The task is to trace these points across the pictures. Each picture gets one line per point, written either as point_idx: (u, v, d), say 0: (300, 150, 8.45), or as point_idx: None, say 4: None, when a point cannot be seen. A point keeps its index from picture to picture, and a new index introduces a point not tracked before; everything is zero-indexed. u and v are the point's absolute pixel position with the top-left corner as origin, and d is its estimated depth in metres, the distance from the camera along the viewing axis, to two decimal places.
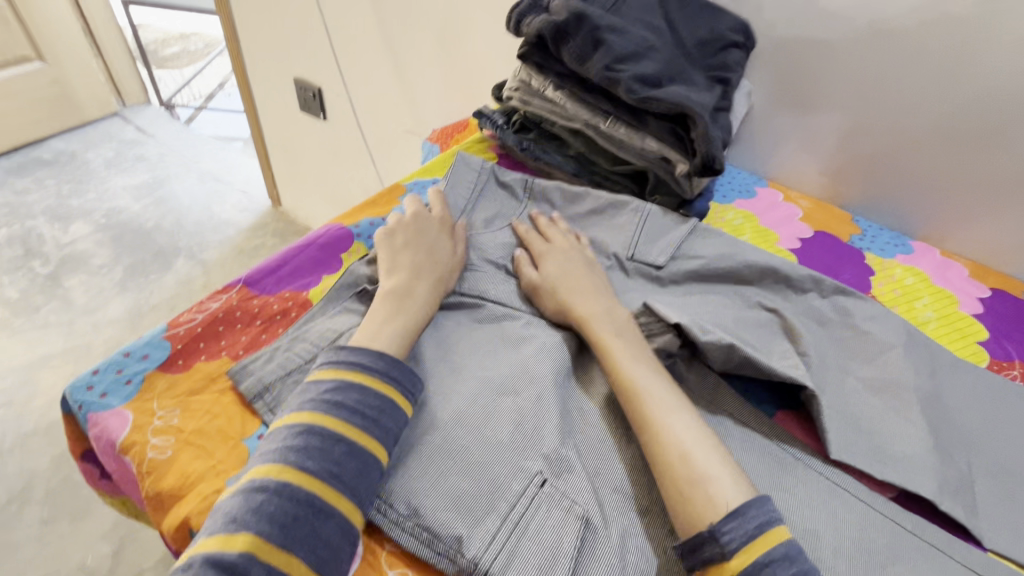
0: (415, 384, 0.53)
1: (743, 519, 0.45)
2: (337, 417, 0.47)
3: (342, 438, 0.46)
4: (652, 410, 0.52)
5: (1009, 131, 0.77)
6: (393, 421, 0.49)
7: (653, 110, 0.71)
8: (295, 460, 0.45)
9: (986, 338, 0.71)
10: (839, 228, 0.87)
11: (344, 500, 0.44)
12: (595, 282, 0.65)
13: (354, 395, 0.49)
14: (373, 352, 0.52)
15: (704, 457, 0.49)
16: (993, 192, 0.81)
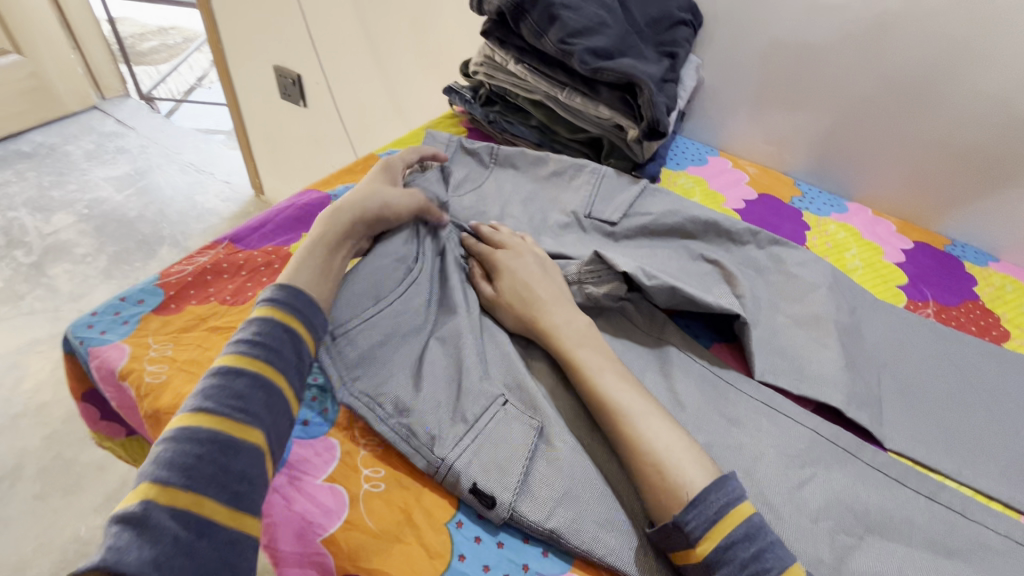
0: (319, 320, 0.54)
1: (705, 507, 0.46)
2: (241, 354, 0.48)
3: (241, 373, 0.47)
4: (600, 388, 0.55)
5: (928, 97, 0.84)
6: (292, 351, 0.51)
7: (604, 79, 0.78)
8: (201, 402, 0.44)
9: (905, 283, 0.80)
10: (782, 191, 0.95)
11: (253, 431, 0.45)
12: (553, 287, 0.65)
13: (256, 329, 0.50)
14: (281, 290, 0.53)
15: (648, 431, 0.52)
16: (915, 155, 0.89)
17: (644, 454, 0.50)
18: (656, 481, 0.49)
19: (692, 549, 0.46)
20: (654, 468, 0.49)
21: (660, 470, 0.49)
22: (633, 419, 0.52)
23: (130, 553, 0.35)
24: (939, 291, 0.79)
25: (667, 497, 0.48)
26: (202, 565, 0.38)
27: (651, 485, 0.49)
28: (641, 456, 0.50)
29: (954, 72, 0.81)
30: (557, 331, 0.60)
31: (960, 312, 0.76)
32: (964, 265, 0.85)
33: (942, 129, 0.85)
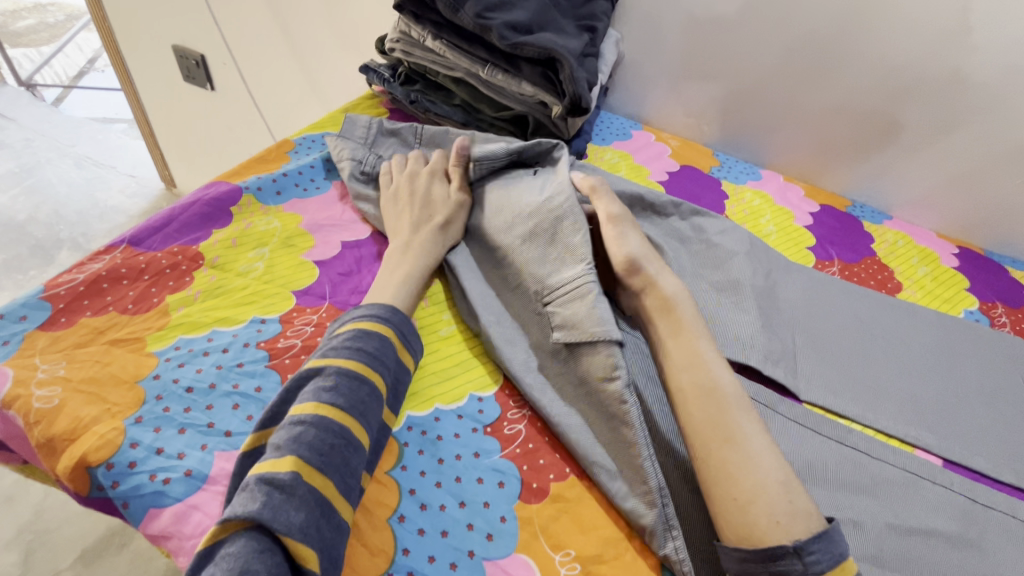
0: (418, 341, 0.55)
1: (830, 544, 0.42)
2: (361, 361, 0.48)
3: (365, 382, 0.47)
4: (715, 381, 0.50)
5: (828, 67, 0.90)
6: (399, 372, 0.51)
7: (524, 55, 0.77)
8: (328, 398, 0.45)
9: (814, 244, 0.85)
10: (702, 162, 0.99)
11: (366, 436, 0.46)
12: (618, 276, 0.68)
13: (371, 340, 0.50)
14: (386, 307, 0.54)
15: (760, 445, 0.47)
16: (819, 123, 0.95)
17: (745, 480, 0.44)
18: (759, 516, 0.43)
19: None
20: (758, 486, 0.44)
21: (771, 498, 0.44)
22: (745, 436, 0.47)
23: (283, 516, 0.38)
24: (843, 250, 0.85)
25: (761, 523, 0.43)
26: (325, 540, 0.39)
27: (753, 506, 0.43)
28: (747, 475, 0.45)
29: (850, 41, 0.86)
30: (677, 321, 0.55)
31: (860, 269, 0.82)
32: (864, 225, 0.92)
33: (841, 97, 0.91)
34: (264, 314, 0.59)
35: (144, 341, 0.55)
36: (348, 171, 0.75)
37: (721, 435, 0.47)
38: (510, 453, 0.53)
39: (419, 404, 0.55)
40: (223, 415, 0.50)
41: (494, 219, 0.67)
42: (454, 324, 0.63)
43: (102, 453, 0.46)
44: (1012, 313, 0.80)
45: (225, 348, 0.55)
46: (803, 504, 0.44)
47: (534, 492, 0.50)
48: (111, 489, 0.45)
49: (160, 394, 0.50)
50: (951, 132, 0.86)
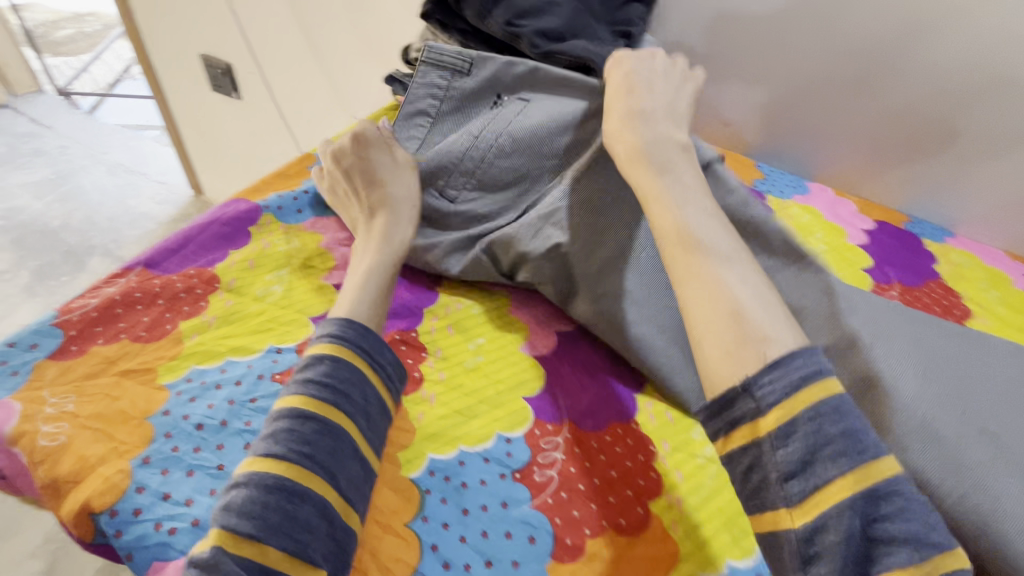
0: (388, 356, 0.50)
1: (787, 368, 0.38)
2: (309, 393, 0.45)
3: (312, 417, 0.44)
4: (683, 230, 0.47)
5: (885, 72, 0.82)
6: (363, 395, 0.46)
7: (557, 64, 0.73)
8: (268, 449, 0.42)
9: (870, 266, 0.78)
10: (744, 174, 0.92)
11: (319, 480, 0.42)
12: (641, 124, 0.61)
13: (325, 367, 0.46)
14: (346, 321, 0.50)
15: (711, 284, 0.44)
16: (874, 133, 0.88)
17: (703, 324, 0.43)
18: (716, 354, 0.41)
19: (765, 423, 0.38)
20: (712, 331, 0.42)
21: (723, 328, 0.41)
22: (710, 278, 0.44)
23: None
24: (902, 272, 0.78)
25: (716, 369, 0.41)
26: None
27: (706, 337, 0.42)
28: (700, 321, 0.43)
29: (910, 44, 0.79)
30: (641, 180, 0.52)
31: (923, 293, 0.75)
32: (924, 243, 0.84)
33: (898, 104, 0.84)
34: (279, 343, 0.56)
35: (156, 371, 0.52)
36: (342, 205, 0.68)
37: (688, 284, 0.45)
38: (541, 502, 0.48)
39: (443, 446, 0.50)
40: (234, 456, 0.47)
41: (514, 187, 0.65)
42: (480, 354, 0.58)
43: (108, 497, 0.43)
44: None
45: (238, 381, 0.52)
46: (771, 333, 0.41)
47: (567, 550, 0.46)
48: (114, 538, 0.42)
49: (170, 432, 0.47)
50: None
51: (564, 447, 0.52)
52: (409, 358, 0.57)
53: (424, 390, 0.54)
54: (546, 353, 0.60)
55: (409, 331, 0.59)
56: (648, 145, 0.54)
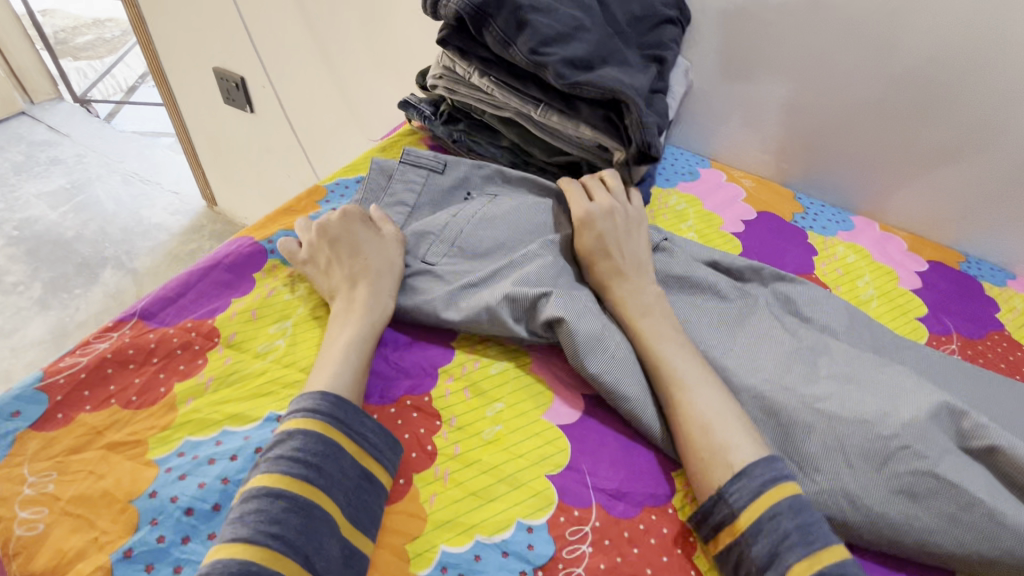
0: (364, 420, 0.47)
1: (750, 479, 0.45)
2: (274, 470, 0.42)
3: (280, 495, 0.41)
4: (666, 360, 0.53)
5: (944, 103, 0.75)
6: (336, 466, 0.44)
7: (585, 96, 0.67)
8: (232, 532, 0.40)
9: (925, 314, 0.71)
10: (782, 207, 0.85)
11: (291, 562, 0.39)
12: (629, 240, 0.64)
13: (296, 441, 0.44)
14: (318, 392, 0.47)
15: (688, 411, 0.50)
16: (930, 165, 0.80)
17: (697, 442, 0.49)
18: (707, 462, 0.48)
19: (738, 523, 0.44)
20: (709, 455, 0.48)
21: (710, 455, 0.47)
22: (687, 389, 0.51)
23: None
24: (961, 322, 0.70)
25: (707, 479, 0.47)
26: None
27: (695, 462, 0.48)
28: (690, 438, 0.49)
29: (975, 72, 0.71)
30: (628, 310, 0.58)
31: (984, 346, 0.68)
32: (983, 286, 0.76)
33: (957, 137, 0.76)
34: (281, 409, 0.51)
35: (147, 444, 0.47)
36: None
37: (677, 409, 0.51)
38: None
39: (459, 536, 0.45)
40: None
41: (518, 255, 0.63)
42: (500, 423, 0.53)
43: None
44: None
45: (233, 456, 0.47)
46: (744, 441, 0.48)
47: None
48: None
49: (156, 518, 0.43)
50: None
51: (593, 538, 0.46)
52: (422, 427, 0.52)
53: (438, 467, 0.49)
54: (573, 422, 0.54)
55: (421, 395, 0.54)
56: (623, 271, 0.61)
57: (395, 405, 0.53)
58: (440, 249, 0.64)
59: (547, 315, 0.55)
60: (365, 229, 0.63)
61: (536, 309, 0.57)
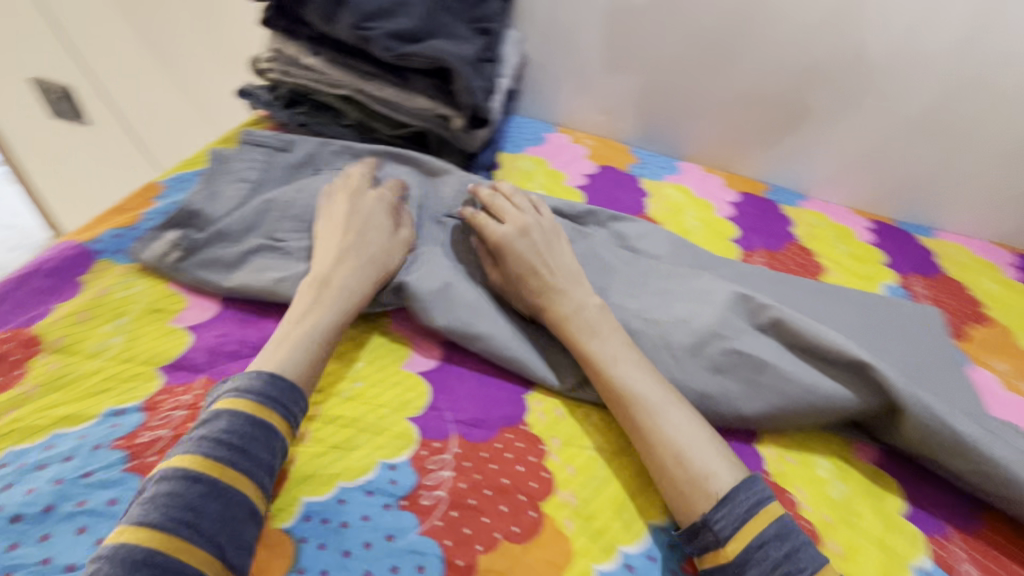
0: (298, 403, 0.48)
1: (734, 504, 0.44)
2: (195, 451, 0.41)
3: (198, 479, 0.40)
4: (627, 388, 0.52)
5: (728, 56, 0.88)
6: (264, 450, 0.43)
7: (413, 65, 0.70)
8: (144, 514, 0.38)
9: (738, 236, 0.81)
10: (618, 159, 0.94)
11: (204, 550, 0.38)
12: (561, 256, 0.62)
13: (223, 421, 0.43)
14: (256, 371, 0.47)
15: (662, 437, 0.49)
16: (730, 111, 0.93)
17: (673, 466, 0.47)
18: (686, 486, 0.46)
19: (721, 551, 0.43)
20: (689, 483, 0.46)
21: (684, 474, 0.47)
22: (655, 413, 0.50)
23: None
24: (765, 238, 0.82)
25: (688, 502, 0.46)
26: None
27: (671, 484, 0.47)
28: (667, 465, 0.48)
29: (745, 27, 0.84)
30: (579, 336, 0.56)
31: (784, 256, 0.79)
32: (781, 208, 0.90)
33: (744, 84, 0.89)
34: (121, 402, 0.49)
35: None
36: (171, 243, 0.60)
37: (649, 436, 0.49)
38: (430, 528, 0.45)
39: (323, 485, 0.47)
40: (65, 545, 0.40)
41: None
42: (360, 379, 0.55)
43: None
44: (927, 283, 0.80)
45: (68, 456, 0.45)
46: (715, 462, 0.47)
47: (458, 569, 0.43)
48: None
49: None
50: (848, 112, 0.87)
51: (453, 463, 0.49)
52: None
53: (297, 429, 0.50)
54: (431, 368, 0.57)
55: None
56: (559, 287, 0.58)
57: None
58: (286, 225, 0.63)
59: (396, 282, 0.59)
60: (385, 251, 0.60)
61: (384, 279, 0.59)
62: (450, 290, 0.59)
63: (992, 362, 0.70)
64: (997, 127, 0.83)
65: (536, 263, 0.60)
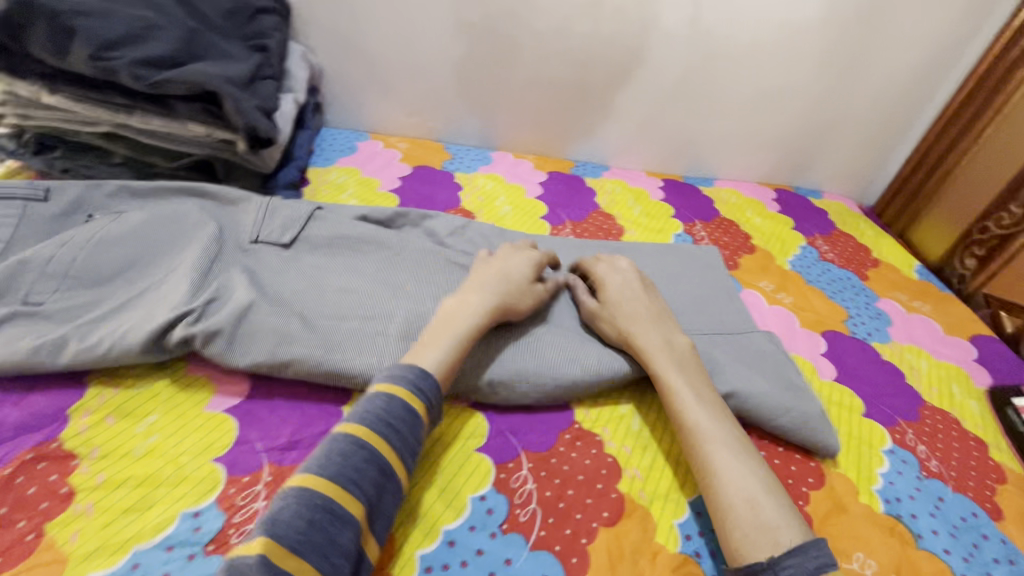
0: (439, 397, 0.50)
1: (805, 556, 0.41)
2: (361, 423, 0.44)
3: (364, 445, 0.43)
4: (695, 418, 0.52)
5: (511, 49, 0.92)
6: (413, 432, 0.46)
7: (174, 93, 0.66)
8: (320, 467, 0.41)
9: (545, 212, 0.88)
10: (433, 158, 0.97)
11: (359, 506, 0.41)
12: (648, 305, 0.62)
13: (292, 512, 0.38)
14: (348, 439, 0.43)
15: (728, 471, 0.47)
16: (526, 99, 0.99)
17: (727, 500, 0.46)
18: (745, 525, 0.44)
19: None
20: (749, 522, 0.44)
21: (742, 512, 0.45)
22: (715, 445, 0.49)
23: None
24: (572, 211, 0.90)
25: (745, 539, 0.43)
26: None
27: (729, 521, 0.45)
28: (724, 499, 0.46)
29: (518, 20, 0.89)
30: (652, 361, 0.57)
31: (588, 224, 0.87)
32: (586, 182, 0.99)
33: (532, 72, 0.95)
34: None
35: None
36: None
37: (706, 468, 0.48)
38: None
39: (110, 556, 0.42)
40: None
41: (153, 277, 0.59)
42: (153, 432, 0.50)
43: None
44: (707, 226, 0.92)
45: None
46: (771, 515, 0.44)
47: None
48: None
49: None
50: (624, 86, 0.97)
51: (266, 492, 0.47)
52: (50, 475, 0.46)
53: (77, 504, 0.45)
54: (237, 401, 0.54)
55: (47, 443, 0.48)
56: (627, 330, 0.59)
57: (11, 467, 0.46)
58: (47, 284, 0.56)
59: (178, 336, 0.53)
60: (503, 275, 0.61)
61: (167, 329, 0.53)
62: (249, 319, 0.55)
63: (758, 283, 0.82)
64: (737, 86, 0.97)
65: (639, 309, 0.61)
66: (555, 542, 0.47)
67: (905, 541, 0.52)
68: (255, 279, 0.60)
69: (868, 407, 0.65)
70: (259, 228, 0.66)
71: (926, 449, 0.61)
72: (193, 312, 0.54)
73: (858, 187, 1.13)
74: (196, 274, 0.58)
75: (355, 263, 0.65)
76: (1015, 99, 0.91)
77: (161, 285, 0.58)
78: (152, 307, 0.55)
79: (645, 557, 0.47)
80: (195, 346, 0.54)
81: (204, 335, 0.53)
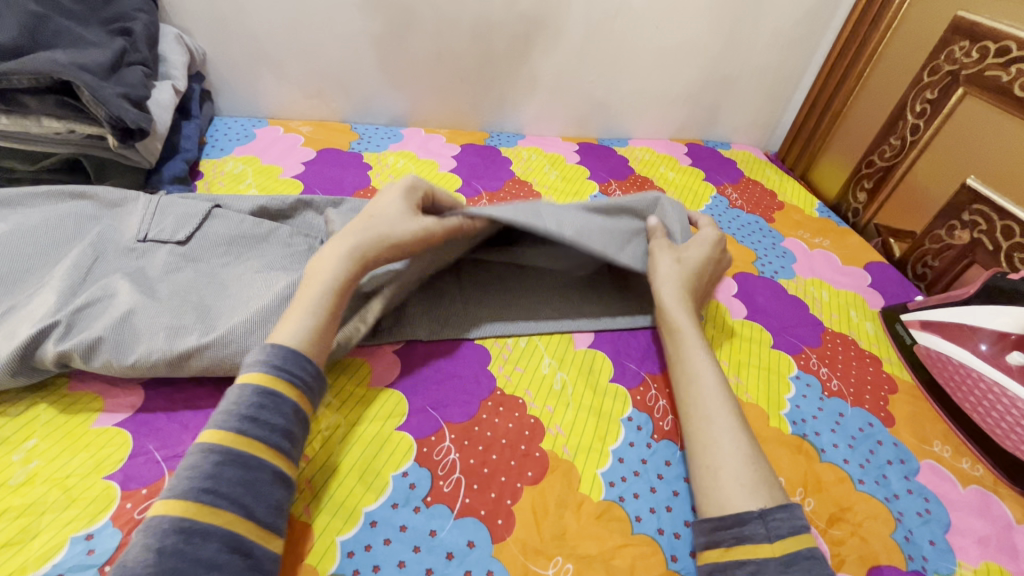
0: (310, 369, 0.46)
1: (793, 513, 0.42)
2: (215, 426, 0.40)
3: (218, 447, 0.39)
4: (703, 374, 0.53)
5: (409, 19, 0.89)
6: (276, 415, 0.42)
7: (19, 86, 0.59)
8: (172, 485, 0.37)
9: (460, 185, 0.87)
10: (340, 140, 0.93)
11: (228, 512, 0.37)
12: (695, 276, 0.63)
13: (146, 537, 0.34)
14: (198, 444, 0.39)
15: (730, 423, 0.49)
16: (431, 71, 0.95)
17: (720, 453, 0.47)
18: (732, 477, 0.45)
19: (764, 546, 0.41)
20: (744, 475, 0.45)
21: (737, 467, 0.46)
22: (717, 400, 0.50)
23: None
24: (486, 181, 0.89)
25: (732, 488, 0.44)
26: None
27: (722, 473, 0.46)
28: (715, 450, 0.47)
29: None
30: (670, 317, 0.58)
31: (504, 193, 0.87)
32: (501, 151, 0.98)
33: (434, 42, 0.92)
34: None
35: None
36: None
37: (703, 419, 0.50)
38: None
39: None
40: None
41: (16, 295, 0.51)
42: (28, 459, 0.45)
43: None
44: (622, 185, 0.93)
45: None
46: (768, 477, 0.46)
47: None
48: None
49: None
50: (529, 52, 0.96)
51: None
52: None
53: None
54: (128, 415, 0.50)
55: None
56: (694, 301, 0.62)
57: None
58: None
59: (49, 356, 0.47)
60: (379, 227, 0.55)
61: (34, 347, 0.47)
62: (132, 323, 0.49)
63: None
64: (639, 44, 0.98)
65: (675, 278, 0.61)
66: (481, 507, 0.47)
67: (810, 456, 0.55)
68: (141, 280, 0.54)
69: (775, 339, 0.69)
70: (148, 224, 0.59)
71: (828, 371, 0.65)
72: (61, 325, 0.48)
73: (763, 135, 1.19)
74: (67, 285, 0.51)
75: (249, 252, 0.61)
76: (886, 41, 0.96)
77: (27, 302, 0.50)
78: (14, 326, 0.48)
79: (570, 508, 0.49)
80: (72, 363, 0.48)
81: (79, 351, 0.47)
